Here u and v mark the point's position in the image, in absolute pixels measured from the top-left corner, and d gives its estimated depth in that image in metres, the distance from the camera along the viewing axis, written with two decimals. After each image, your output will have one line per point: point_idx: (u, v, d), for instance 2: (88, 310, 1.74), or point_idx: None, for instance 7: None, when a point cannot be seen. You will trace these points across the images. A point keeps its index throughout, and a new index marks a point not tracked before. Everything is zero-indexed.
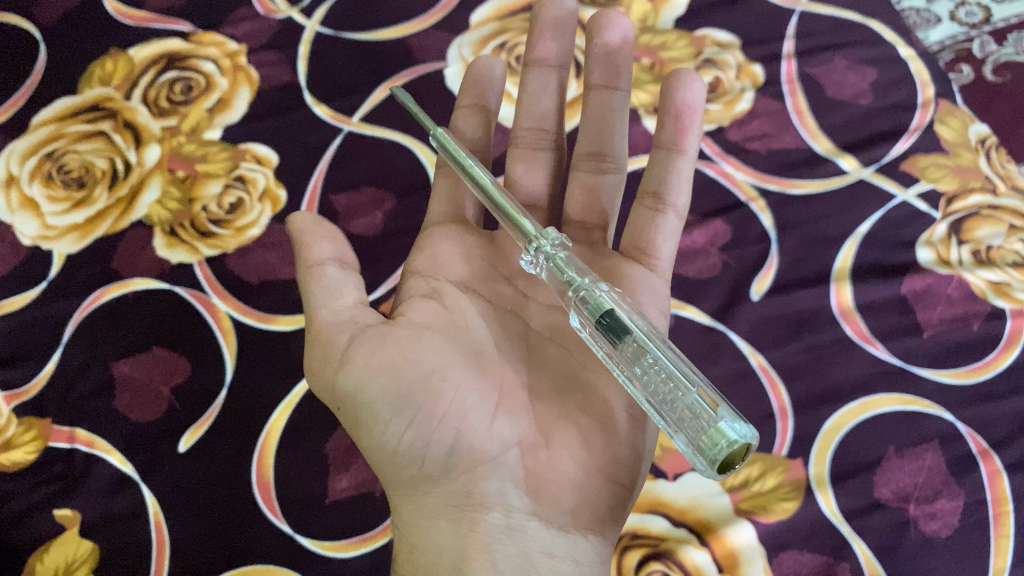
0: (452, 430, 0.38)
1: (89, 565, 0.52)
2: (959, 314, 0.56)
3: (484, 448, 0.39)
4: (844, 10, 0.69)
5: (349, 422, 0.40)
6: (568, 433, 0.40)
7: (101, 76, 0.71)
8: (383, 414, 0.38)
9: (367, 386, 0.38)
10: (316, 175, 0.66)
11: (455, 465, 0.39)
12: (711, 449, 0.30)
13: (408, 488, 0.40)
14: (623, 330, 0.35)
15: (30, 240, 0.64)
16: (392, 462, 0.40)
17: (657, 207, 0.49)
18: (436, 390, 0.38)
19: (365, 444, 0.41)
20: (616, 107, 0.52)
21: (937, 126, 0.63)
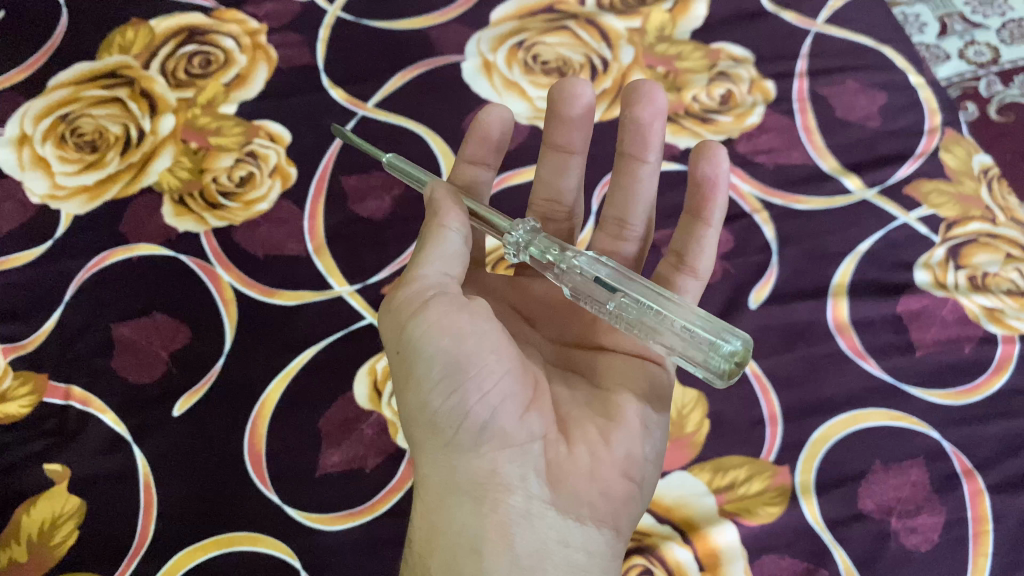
0: (495, 407, 0.39)
1: (75, 521, 0.52)
2: (952, 336, 0.57)
3: (518, 433, 0.39)
4: (857, 35, 0.71)
5: (399, 377, 0.41)
6: (587, 432, 0.42)
7: (121, 44, 0.72)
8: (434, 377, 0.39)
9: (426, 343, 0.39)
10: (329, 154, 0.66)
11: (487, 443, 0.39)
12: (715, 358, 0.35)
13: (435, 458, 0.40)
14: (610, 285, 0.41)
15: (38, 198, 0.64)
16: (429, 428, 0.40)
17: (679, 267, 0.50)
18: (487, 365, 0.39)
19: (406, 405, 0.41)
20: (643, 177, 0.50)
21: (942, 154, 0.64)
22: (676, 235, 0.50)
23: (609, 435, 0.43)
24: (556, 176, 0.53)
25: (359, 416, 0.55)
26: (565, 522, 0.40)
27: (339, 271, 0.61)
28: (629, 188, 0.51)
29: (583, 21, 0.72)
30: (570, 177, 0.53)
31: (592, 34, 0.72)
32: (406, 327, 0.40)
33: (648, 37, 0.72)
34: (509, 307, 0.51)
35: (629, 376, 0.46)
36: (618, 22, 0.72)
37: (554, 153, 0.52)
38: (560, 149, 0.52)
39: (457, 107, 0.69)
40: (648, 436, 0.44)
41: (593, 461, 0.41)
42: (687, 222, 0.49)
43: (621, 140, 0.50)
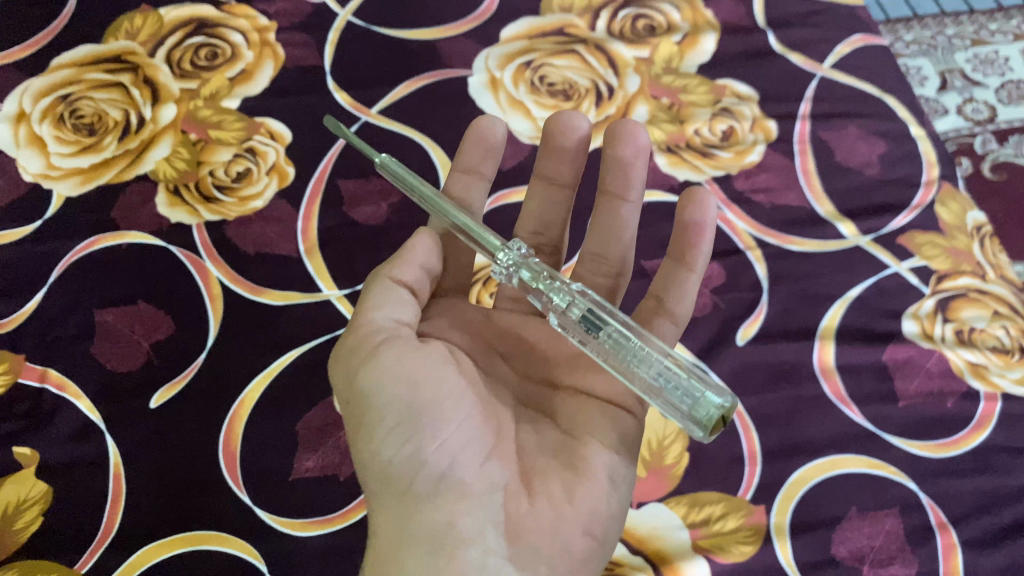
0: (450, 457, 0.39)
1: (40, 506, 0.51)
2: (936, 389, 0.57)
3: (474, 485, 0.40)
4: (861, 82, 0.71)
5: (354, 427, 0.41)
6: (553, 485, 0.42)
7: (128, 29, 0.72)
8: (388, 425, 0.40)
9: (382, 391, 0.39)
10: (328, 157, 0.66)
11: (443, 495, 0.39)
12: (702, 413, 0.36)
13: (391, 510, 0.41)
14: (601, 323, 0.41)
15: (31, 176, 0.64)
16: (385, 480, 0.40)
17: (658, 311, 0.50)
18: (444, 414, 0.39)
19: (362, 455, 0.42)
20: (625, 217, 0.52)
21: (937, 207, 0.64)
22: (657, 280, 0.51)
23: (572, 485, 0.42)
24: (542, 209, 0.55)
25: (338, 422, 0.54)
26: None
27: (329, 274, 0.60)
28: (611, 226, 0.52)
29: (592, 46, 0.73)
30: (557, 211, 0.55)
31: (600, 60, 0.72)
32: (359, 375, 0.40)
33: (655, 67, 0.72)
34: (485, 343, 0.49)
35: (603, 421, 0.45)
36: (627, 51, 0.73)
37: (542, 184, 0.54)
38: (550, 180, 0.54)
39: (461, 121, 0.69)
40: (617, 484, 0.43)
41: (552, 514, 0.41)
42: (670, 268, 0.51)
43: (604, 180, 0.52)
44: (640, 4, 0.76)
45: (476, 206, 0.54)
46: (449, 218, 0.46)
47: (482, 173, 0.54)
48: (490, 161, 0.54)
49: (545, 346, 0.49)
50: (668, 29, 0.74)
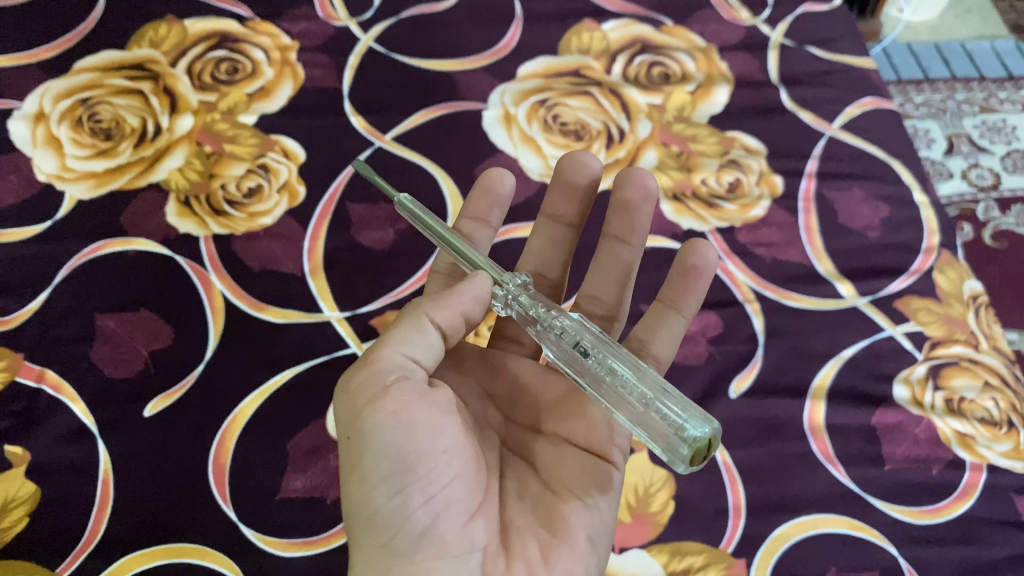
0: (435, 514, 0.39)
1: (26, 507, 0.51)
2: (923, 455, 0.57)
3: (454, 543, 0.40)
4: (869, 144, 0.72)
5: (343, 467, 0.40)
6: (528, 546, 0.43)
7: (152, 38, 0.74)
8: (383, 473, 0.38)
9: (382, 439, 0.38)
10: (339, 179, 0.67)
11: (422, 551, 0.39)
12: (686, 432, 0.36)
13: (368, 558, 0.40)
14: (592, 350, 0.41)
15: (45, 176, 0.65)
16: (366, 527, 0.39)
17: (640, 353, 0.51)
18: (436, 470, 0.39)
19: (346, 494, 0.40)
20: (624, 260, 0.54)
21: (935, 274, 0.65)
22: (642, 322, 0.52)
23: (549, 549, 0.43)
24: (545, 246, 0.56)
25: (328, 444, 0.54)
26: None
27: (331, 295, 0.61)
28: (608, 266, 0.54)
29: (607, 90, 0.74)
30: (559, 250, 0.56)
31: (613, 104, 0.73)
32: (359, 417, 0.39)
33: (667, 115, 0.73)
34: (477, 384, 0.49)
35: (584, 476, 0.45)
36: (640, 96, 0.74)
37: (548, 222, 0.56)
38: (555, 218, 0.56)
39: (473, 153, 0.70)
40: (592, 547, 0.44)
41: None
42: (658, 310, 0.52)
43: (608, 223, 0.54)
44: (656, 52, 0.77)
45: (482, 247, 0.55)
46: (452, 247, 0.47)
47: (487, 221, 0.55)
48: (497, 210, 0.55)
49: (535, 385, 0.50)
50: (682, 78, 0.76)
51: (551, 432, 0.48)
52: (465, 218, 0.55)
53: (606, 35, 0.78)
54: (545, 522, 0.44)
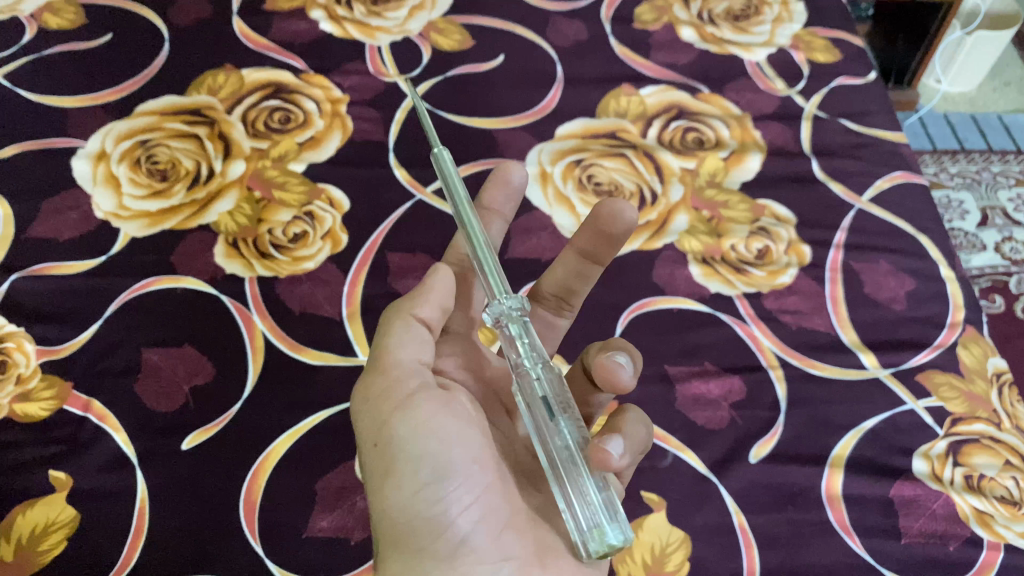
0: (470, 516, 0.42)
1: (65, 531, 0.53)
2: (940, 531, 0.57)
3: (487, 548, 0.43)
4: (897, 218, 0.74)
5: (374, 471, 0.44)
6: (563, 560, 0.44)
7: (211, 85, 0.78)
8: (416, 477, 0.42)
9: (411, 444, 0.43)
10: (380, 229, 0.69)
11: (460, 556, 0.42)
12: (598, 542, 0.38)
13: (406, 564, 0.43)
14: (554, 415, 0.41)
15: (103, 213, 0.68)
16: (405, 531, 0.43)
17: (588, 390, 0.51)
18: (467, 479, 0.43)
19: (380, 501, 0.44)
20: None
21: (959, 349, 0.66)
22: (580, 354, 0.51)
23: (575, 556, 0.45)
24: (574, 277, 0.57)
25: (355, 486, 0.56)
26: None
27: (366, 340, 0.63)
28: None
29: (641, 152, 0.76)
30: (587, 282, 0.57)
31: (647, 166, 0.75)
32: (388, 423, 0.43)
33: (699, 180, 0.75)
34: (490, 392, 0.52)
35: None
36: (674, 160, 0.76)
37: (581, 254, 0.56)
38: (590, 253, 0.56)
39: None
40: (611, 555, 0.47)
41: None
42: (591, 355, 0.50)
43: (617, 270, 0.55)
44: (692, 118, 0.80)
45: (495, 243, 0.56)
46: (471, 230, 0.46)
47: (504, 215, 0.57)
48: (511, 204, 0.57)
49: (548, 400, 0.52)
50: (716, 145, 0.78)
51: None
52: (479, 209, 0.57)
53: (643, 100, 0.81)
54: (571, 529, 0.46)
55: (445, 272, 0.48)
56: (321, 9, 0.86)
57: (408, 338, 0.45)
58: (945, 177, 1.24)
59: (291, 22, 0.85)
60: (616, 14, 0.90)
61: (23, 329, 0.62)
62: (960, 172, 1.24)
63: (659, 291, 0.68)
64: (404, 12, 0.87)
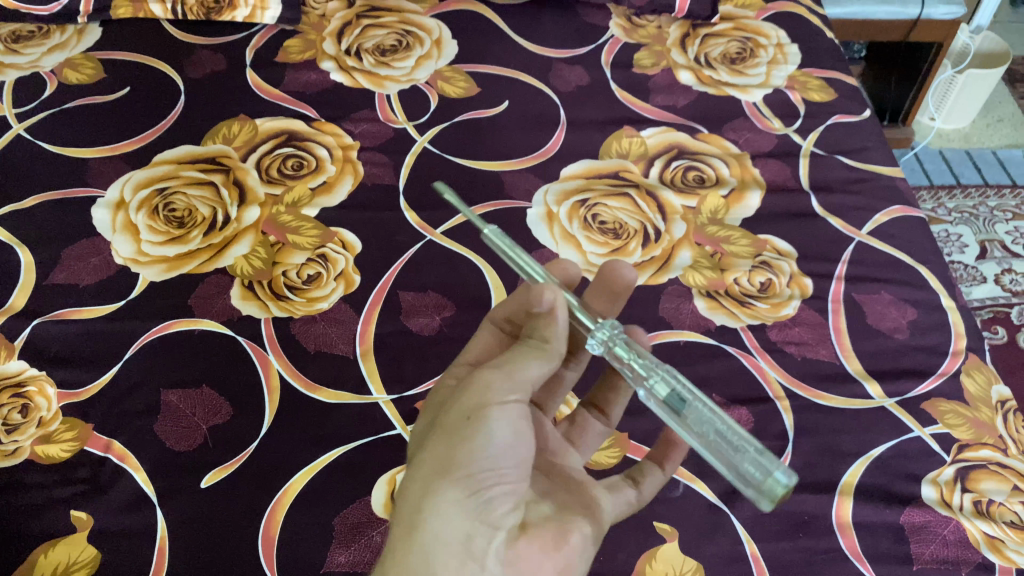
0: (503, 491, 0.45)
1: (85, 570, 0.53)
2: (951, 557, 0.57)
3: (503, 516, 0.45)
4: (897, 252, 0.76)
5: (450, 433, 0.46)
6: (543, 534, 0.46)
7: (226, 135, 0.80)
8: (489, 448, 0.46)
9: (499, 434, 0.46)
10: (392, 270, 0.71)
11: (482, 511, 0.44)
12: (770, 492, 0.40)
13: (437, 500, 0.44)
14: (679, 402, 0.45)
15: (122, 259, 0.70)
16: (450, 479, 0.45)
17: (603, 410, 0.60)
18: (515, 469, 0.46)
19: (441, 452, 0.46)
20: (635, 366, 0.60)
21: (963, 376, 0.67)
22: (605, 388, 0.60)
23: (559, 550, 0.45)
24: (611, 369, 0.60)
25: (372, 522, 0.56)
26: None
27: (380, 378, 0.64)
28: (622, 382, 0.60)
29: (644, 192, 0.78)
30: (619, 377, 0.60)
31: (650, 205, 0.77)
32: (491, 407, 0.46)
33: (701, 217, 0.77)
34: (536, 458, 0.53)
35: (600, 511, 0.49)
36: (676, 199, 0.78)
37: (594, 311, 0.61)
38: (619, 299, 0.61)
39: (517, 246, 0.74)
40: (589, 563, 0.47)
41: (544, 557, 0.45)
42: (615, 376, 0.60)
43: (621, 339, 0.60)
44: (692, 157, 0.82)
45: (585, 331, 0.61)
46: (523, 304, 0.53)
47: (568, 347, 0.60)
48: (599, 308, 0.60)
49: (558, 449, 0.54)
50: (716, 183, 0.80)
51: (561, 479, 0.52)
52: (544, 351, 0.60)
53: (644, 140, 0.84)
54: (558, 529, 0.46)
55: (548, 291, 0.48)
56: (331, 59, 0.89)
57: (529, 355, 0.49)
58: (943, 212, 1.27)
59: (303, 73, 0.88)
60: (615, 60, 0.93)
61: (44, 372, 0.63)
62: (958, 208, 1.27)
63: (666, 324, 0.69)
64: (412, 62, 0.90)
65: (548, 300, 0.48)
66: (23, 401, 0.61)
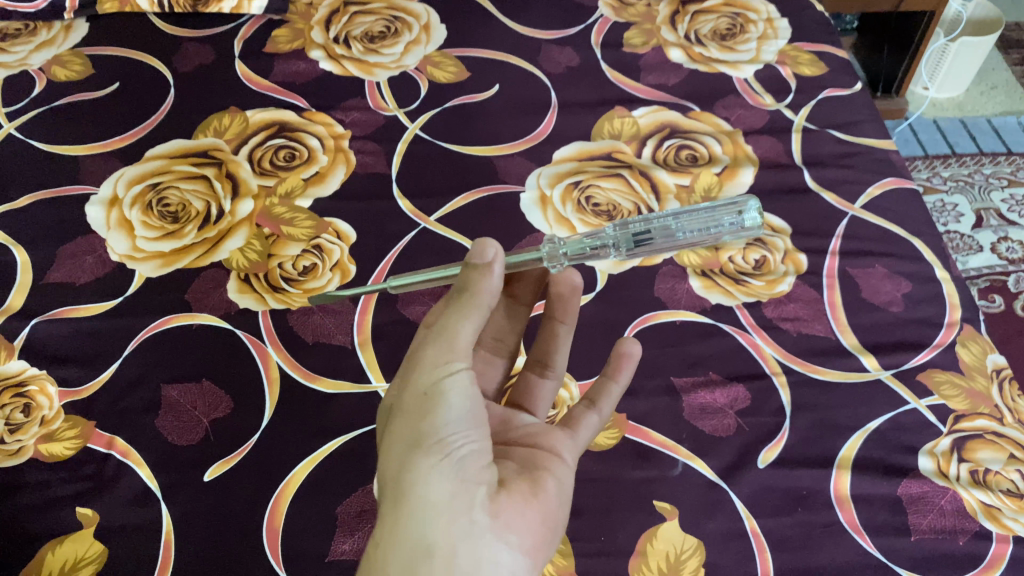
0: (474, 448, 0.46)
1: (94, 566, 0.54)
2: (949, 526, 0.58)
3: (480, 472, 0.46)
4: (890, 225, 0.76)
5: (410, 407, 0.47)
6: (521, 486, 0.48)
7: (217, 128, 0.80)
8: (450, 414, 0.46)
9: (458, 398, 0.46)
10: (387, 258, 0.72)
11: (458, 472, 0.45)
12: (751, 225, 0.49)
13: (413, 472, 0.45)
14: (635, 240, 0.52)
15: (118, 256, 0.70)
16: (421, 451, 0.45)
17: (543, 371, 0.61)
18: (479, 428, 0.47)
19: (405, 426, 0.46)
20: (561, 334, 0.61)
21: (958, 347, 0.68)
22: (538, 347, 0.62)
23: (535, 497, 0.48)
24: (546, 341, 0.61)
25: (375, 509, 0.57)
26: (503, 547, 0.45)
27: (378, 366, 0.65)
28: (550, 342, 0.61)
29: (637, 172, 0.78)
30: (558, 342, 0.61)
31: (643, 185, 0.77)
32: (444, 377, 0.46)
33: (695, 195, 0.77)
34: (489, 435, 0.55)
35: (557, 461, 0.52)
36: (669, 177, 0.78)
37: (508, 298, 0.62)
38: (563, 287, 0.60)
39: (511, 231, 0.74)
40: (564, 505, 0.50)
41: (525, 506, 0.47)
42: (546, 332, 0.61)
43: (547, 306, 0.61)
44: (684, 136, 0.82)
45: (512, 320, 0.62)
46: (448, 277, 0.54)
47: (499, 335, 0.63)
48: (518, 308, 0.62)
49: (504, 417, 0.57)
50: (709, 160, 0.80)
51: (518, 442, 0.54)
52: (483, 346, 0.62)
53: (635, 121, 0.83)
54: (530, 481, 0.49)
55: (491, 246, 0.48)
56: (320, 48, 0.89)
57: (465, 315, 0.48)
58: (938, 181, 1.27)
59: (291, 63, 0.87)
60: (605, 40, 0.92)
61: (45, 371, 0.64)
62: (952, 176, 1.27)
63: (661, 305, 0.69)
64: (400, 48, 0.90)
65: (490, 255, 0.48)
66: (25, 401, 0.61)
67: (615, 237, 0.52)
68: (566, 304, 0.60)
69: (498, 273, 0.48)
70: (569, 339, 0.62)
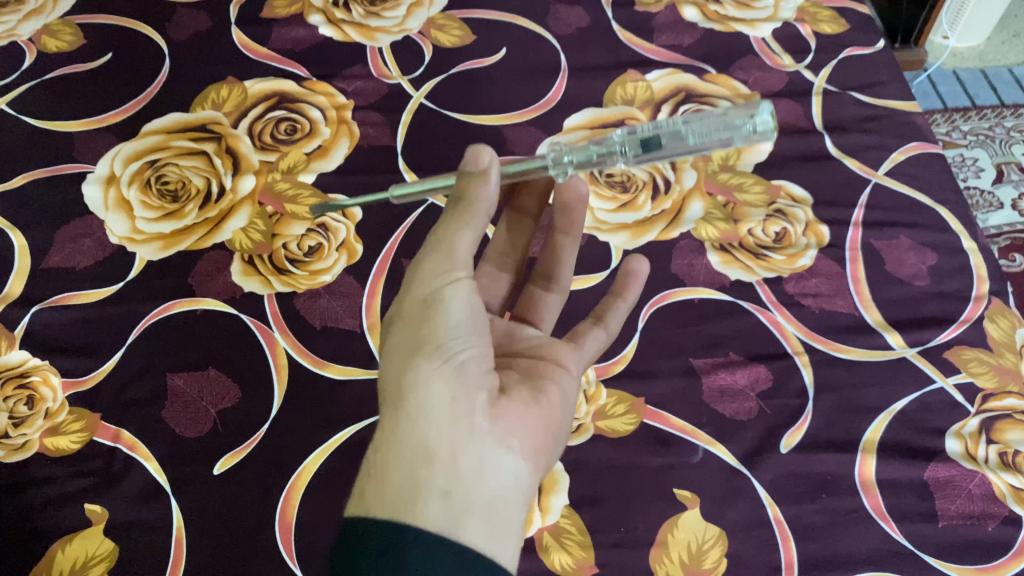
0: (475, 354, 0.45)
1: (105, 564, 0.53)
2: (977, 511, 0.56)
3: (480, 377, 0.45)
4: (915, 192, 0.73)
5: (411, 319, 0.46)
6: (520, 396, 0.47)
7: (214, 100, 0.77)
8: (453, 322, 0.45)
9: (458, 307, 0.46)
10: (394, 237, 0.69)
11: (460, 378, 0.44)
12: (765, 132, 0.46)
13: (415, 376, 0.43)
14: (644, 148, 0.49)
15: (117, 238, 0.68)
16: (423, 355, 0.44)
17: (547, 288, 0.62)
18: (479, 337, 0.46)
19: (407, 339, 0.45)
20: (568, 250, 0.61)
21: (986, 322, 0.66)
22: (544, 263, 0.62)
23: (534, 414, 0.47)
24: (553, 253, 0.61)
25: None
26: (504, 451, 0.43)
27: None
28: (556, 254, 0.61)
29: None
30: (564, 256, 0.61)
31: None
32: (444, 286, 0.46)
33: (712, 164, 0.74)
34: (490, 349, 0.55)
35: (557, 373, 0.51)
36: None
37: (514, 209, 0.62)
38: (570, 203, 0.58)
39: None
40: (561, 418, 0.49)
41: (523, 415, 0.46)
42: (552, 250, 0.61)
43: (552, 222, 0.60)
44: (700, 100, 0.79)
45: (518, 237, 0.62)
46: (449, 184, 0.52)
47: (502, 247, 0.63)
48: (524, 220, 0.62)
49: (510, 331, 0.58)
50: None
51: (518, 355, 0.54)
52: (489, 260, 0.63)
53: (649, 85, 0.80)
54: (528, 391, 0.48)
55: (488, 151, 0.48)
56: (319, 12, 0.85)
57: (464, 225, 0.48)
58: (957, 135, 1.23)
59: (289, 29, 0.84)
60: None
61: (48, 362, 0.62)
62: (973, 130, 1.23)
63: (679, 282, 0.67)
64: (403, 10, 0.86)
65: (486, 162, 0.48)
66: (28, 392, 0.60)
67: (622, 144, 0.50)
68: (572, 214, 0.59)
69: (496, 180, 0.48)
70: (574, 251, 0.61)
